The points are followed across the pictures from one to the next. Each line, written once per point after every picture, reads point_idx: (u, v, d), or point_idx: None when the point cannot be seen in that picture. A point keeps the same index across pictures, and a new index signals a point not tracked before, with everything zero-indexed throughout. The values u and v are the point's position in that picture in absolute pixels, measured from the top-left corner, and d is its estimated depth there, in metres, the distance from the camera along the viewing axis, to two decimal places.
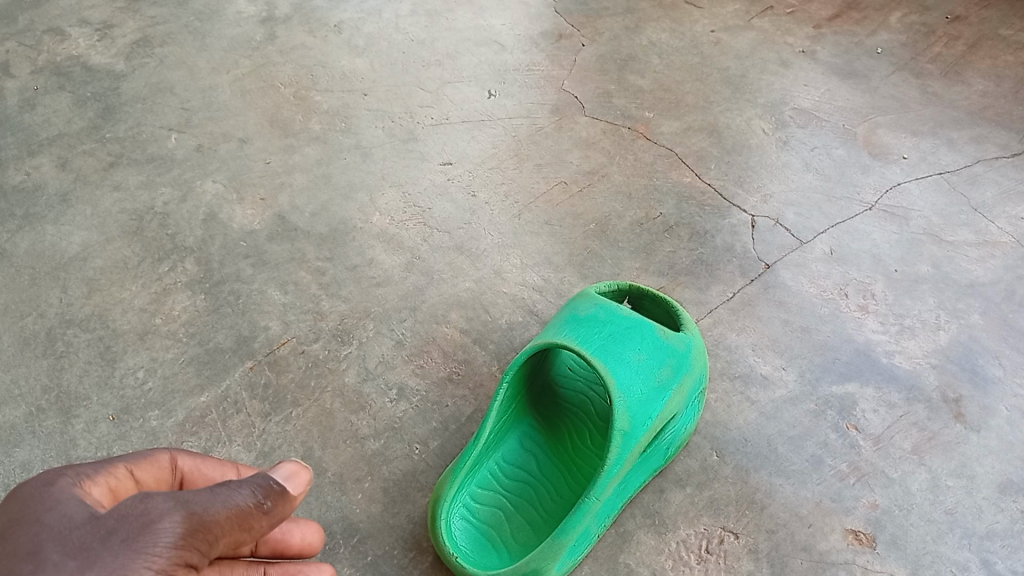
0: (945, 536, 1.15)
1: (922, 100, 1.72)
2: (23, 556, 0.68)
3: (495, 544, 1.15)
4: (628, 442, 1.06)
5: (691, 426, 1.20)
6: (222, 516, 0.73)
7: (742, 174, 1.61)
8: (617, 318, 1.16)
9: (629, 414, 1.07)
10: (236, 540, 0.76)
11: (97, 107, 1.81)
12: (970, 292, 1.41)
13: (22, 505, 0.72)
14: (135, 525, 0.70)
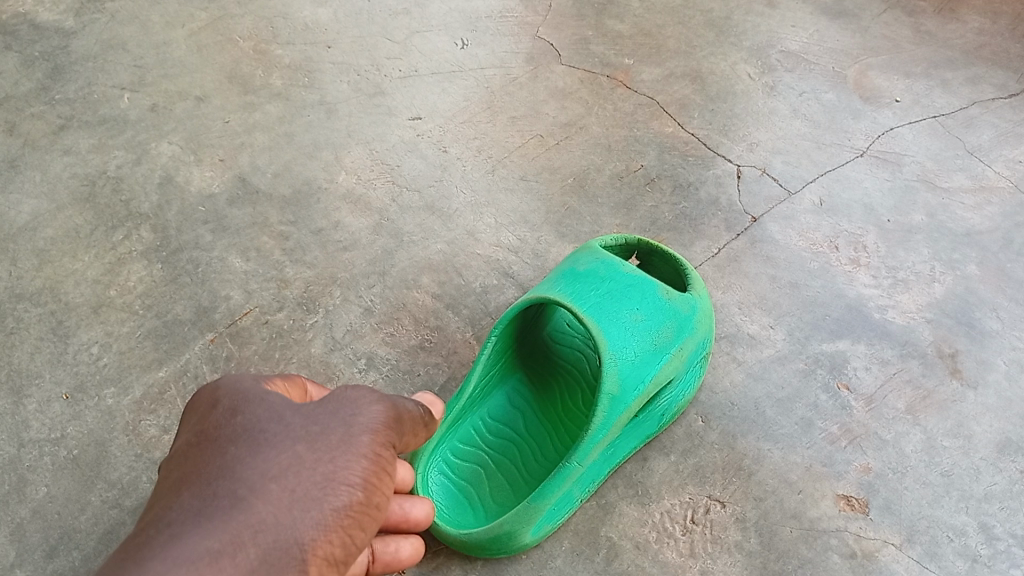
0: (940, 500, 1.10)
1: (915, 40, 1.63)
2: (269, 420, 0.72)
3: (473, 501, 1.11)
4: (616, 407, 1.00)
5: (689, 392, 1.14)
6: (413, 415, 0.82)
7: (726, 122, 1.53)
8: (617, 274, 1.09)
9: (619, 378, 1.01)
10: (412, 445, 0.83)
11: (46, 67, 1.70)
12: (966, 242, 1.35)
13: (236, 390, 0.75)
14: (352, 403, 0.76)
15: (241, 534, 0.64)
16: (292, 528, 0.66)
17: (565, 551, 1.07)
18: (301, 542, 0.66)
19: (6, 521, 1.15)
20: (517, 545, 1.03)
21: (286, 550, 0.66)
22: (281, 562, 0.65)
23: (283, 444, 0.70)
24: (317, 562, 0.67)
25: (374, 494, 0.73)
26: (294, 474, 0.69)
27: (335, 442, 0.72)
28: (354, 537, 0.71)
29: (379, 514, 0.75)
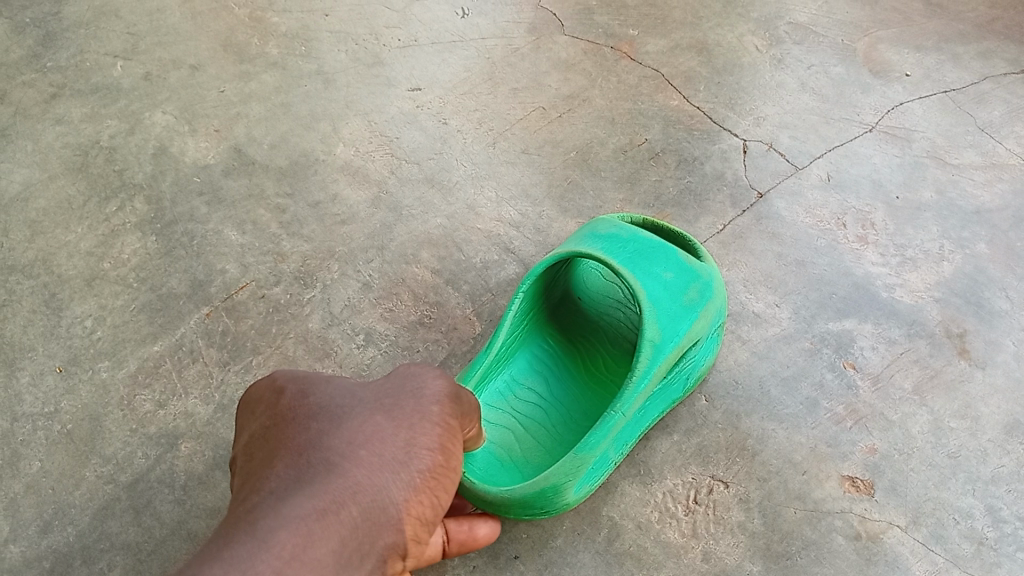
0: (947, 482, 1.09)
1: (926, 13, 1.59)
2: (341, 397, 0.72)
3: (504, 464, 1.07)
4: (657, 357, 0.98)
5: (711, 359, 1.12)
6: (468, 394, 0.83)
7: (732, 96, 1.50)
8: (642, 235, 1.07)
9: (656, 333, 0.99)
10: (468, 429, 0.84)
11: (36, 34, 1.66)
12: (975, 219, 1.32)
13: (298, 379, 0.75)
14: (418, 377, 0.78)
15: (346, 496, 0.63)
16: (389, 493, 0.66)
17: (565, 531, 1.06)
18: (395, 505, 0.66)
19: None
20: (559, 505, 0.99)
21: (384, 511, 0.65)
22: (379, 525, 0.64)
23: (363, 415, 0.70)
24: (409, 524, 0.68)
25: (452, 458, 0.74)
26: (385, 440, 0.69)
27: (410, 412, 0.73)
28: (441, 501, 0.72)
29: (456, 477, 0.75)
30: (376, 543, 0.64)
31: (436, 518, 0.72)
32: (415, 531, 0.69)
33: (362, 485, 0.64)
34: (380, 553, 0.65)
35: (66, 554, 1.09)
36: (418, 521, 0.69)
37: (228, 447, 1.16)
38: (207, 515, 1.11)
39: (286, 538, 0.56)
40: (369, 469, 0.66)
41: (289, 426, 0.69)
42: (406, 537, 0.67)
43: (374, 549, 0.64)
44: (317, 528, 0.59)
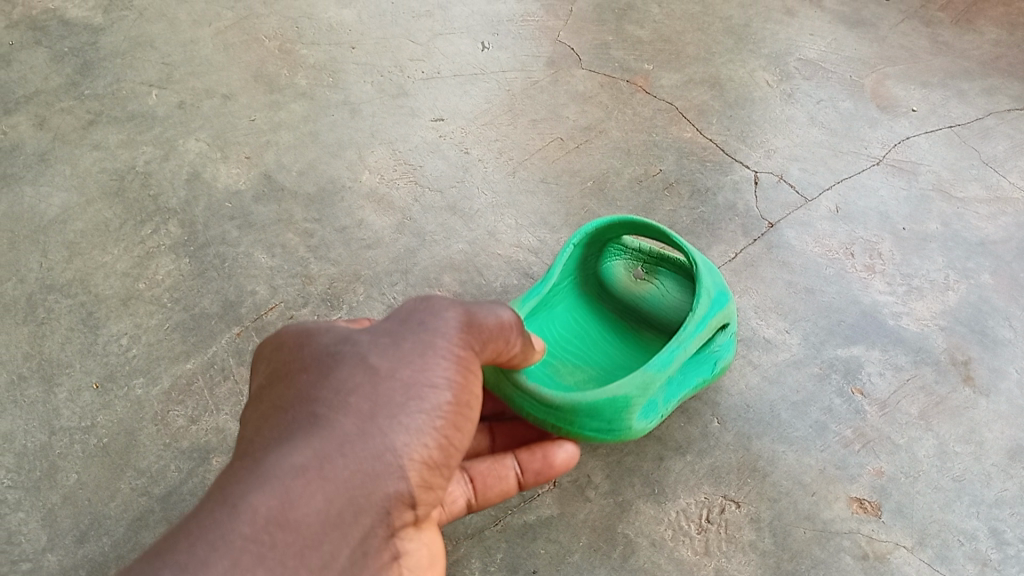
0: (952, 504, 1.13)
1: (933, 50, 1.64)
2: (334, 344, 0.76)
3: None
4: (713, 306, 1.04)
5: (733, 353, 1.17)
6: (490, 319, 0.83)
7: (744, 129, 1.55)
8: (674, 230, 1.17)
9: (710, 287, 1.05)
10: (492, 353, 0.85)
11: (75, 63, 1.74)
12: (980, 251, 1.37)
13: (298, 331, 0.80)
14: (425, 311, 0.79)
15: (335, 449, 0.67)
16: (385, 441, 0.70)
17: (582, 547, 1.11)
18: (394, 451, 0.70)
19: (38, 505, 1.18)
20: (625, 427, 0.99)
21: (381, 457, 0.70)
22: (376, 476, 0.69)
23: (352, 359, 0.74)
24: (414, 470, 0.72)
25: (462, 393, 0.77)
26: (378, 385, 0.72)
27: (412, 352, 0.75)
28: (450, 438, 0.75)
29: (471, 414, 0.78)
30: (378, 491, 0.69)
31: (450, 456, 0.76)
32: (427, 475, 0.73)
33: (349, 438, 0.68)
34: (382, 502, 0.70)
35: (101, 563, 1.13)
36: (427, 463, 0.73)
37: None
38: None
39: (260, 501, 0.62)
40: (359, 421, 0.70)
41: (286, 386, 0.74)
42: (415, 481, 0.72)
43: (372, 502, 0.69)
44: (301, 487, 0.64)
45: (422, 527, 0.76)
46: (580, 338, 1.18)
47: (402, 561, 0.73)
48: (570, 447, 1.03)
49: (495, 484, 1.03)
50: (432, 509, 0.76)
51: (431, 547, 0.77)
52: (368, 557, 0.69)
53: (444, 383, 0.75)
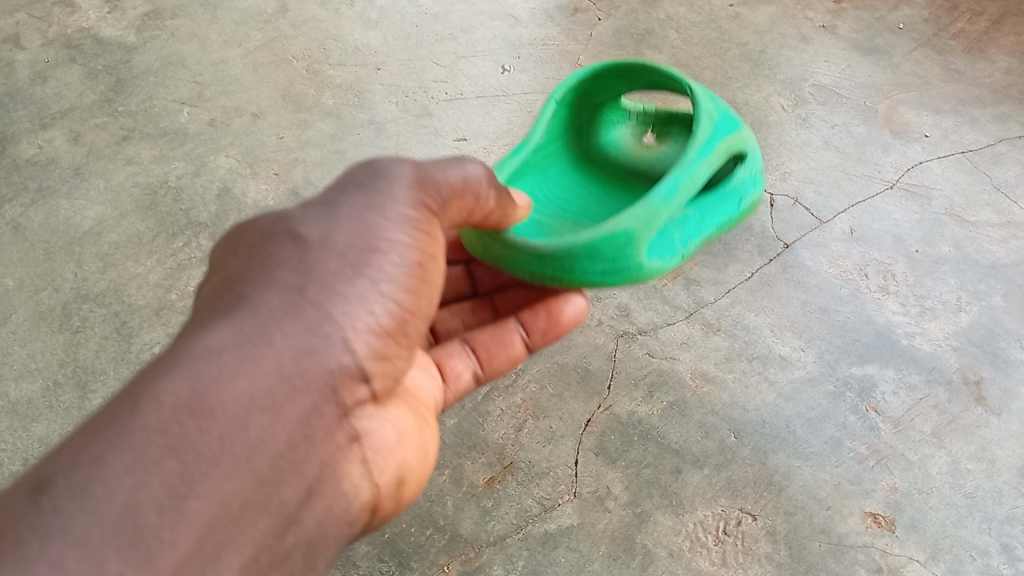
0: (965, 520, 1.15)
1: (945, 77, 1.68)
2: (268, 227, 0.67)
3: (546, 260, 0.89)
4: (717, 130, 0.85)
5: (760, 189, 0.93)
6: (450, 177, 0.73)
7: (759, 152, 1.59)
8: None
9: (712, 111, 0.87)
10: (458, 216, 0.75)
11: (109, 80, 1.79)
12: (991, 273, 1.40)
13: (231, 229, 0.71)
14: (372, 173, 0.70)
15: (259, 328, 0.58)
16: (320, 313, 0.61)
17: (602, 556, 1.14)
18: (333, 320, 0.62)
19: None
20: (632, 267, 0.81)
21: (316, 329, 0.61)
22: (314, 353, 0.60)
23: (283, 237, 0.65)
24: (362, 340, 0.63)
25: (415, 259, 0.68)
26: (309, 254, 0.63)
27: (350, 217, 0.66)
28: (403, 304, 0.66)
29: (430, 284, 0.70)
30: (319, 367, 0.60)
31: (406, 326, 0.67)
32: (378, 346, 0.65)
33: (275, 316, 0.60)
34: (325, 381, 0.61)
35: None
36: (377, 333, 0.64)
37: None
38: None
39: (172, 386, 0.53)
40: (287, 296, 0.61)
41: (216, 280, 0.65)
42: (363, 352, 0.63)
43: (312, 380, 0.60)
44: (214, 370, 0.55)
45: (385, 401, 0.69)
46: (583, 200, 0.98)
47: (365, 440, 0.67)
48: (581, 301, 0.92)
49: (500, 352, 0.93)
50: (394, 381, 0.69)
51: (397, 427, 0.71)
52: (314, 442, 0.61)
53: (398, 247, 0.67)
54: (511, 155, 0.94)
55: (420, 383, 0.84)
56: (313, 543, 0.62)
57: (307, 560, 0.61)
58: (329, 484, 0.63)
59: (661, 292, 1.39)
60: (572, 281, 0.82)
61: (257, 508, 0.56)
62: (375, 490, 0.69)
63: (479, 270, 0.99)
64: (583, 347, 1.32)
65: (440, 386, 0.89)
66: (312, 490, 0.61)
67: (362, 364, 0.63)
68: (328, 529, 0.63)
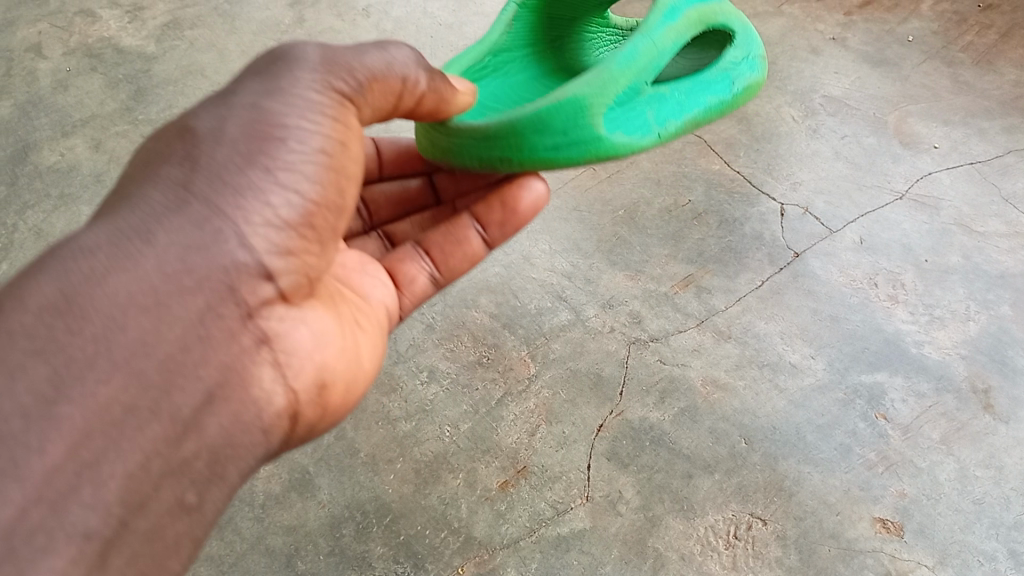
0: (972, 526, 1.16)
1: (953, 89, 1.70)
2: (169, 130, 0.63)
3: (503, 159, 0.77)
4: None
5: (759, 74, 0.79)
6: (365, 61, 0.66)
7: (770, 162, 1.61)
8: None
9: None
10: (386, 103, 0.68)
11: (129, 89, 1.83)
12: (1000, 283, 1.41)
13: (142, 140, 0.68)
14: (271, 61, 0.64)
15: (138, 226, 0.55)
16: (209, 208, 0.57)
17: (614, 559, 1.16)
18: (223, 214, 0.57)
19: None
20: (589, 141, 0.69)
21: (205, 224, 0.56)
22: (205, 250, 0.56)
23: (181, 134, 0.61)
24: (259, 233, 0.58)
25: (321, 146, 0.62)
26: (199, 150, 0.59)
27: (243, 104, 0.61)
28: (309, 194, 0.61)
29: (344, 178, 0.64)
30: (210, 264, 0.56)
31: (314, 218, 0.62)
32: (279, 238, 0.59)
33: (157, 212, 0.56)
34: (220, 277, 0.56)
35: None
36: (280, 225, 0.59)
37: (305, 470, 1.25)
38: (284, 532, 1.19)
39: (44, 285, 0.51)
40: (173, 192, 0.57)
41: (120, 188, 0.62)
42: (263, 247, 0.58)
43: (203, 276, 0.55)
44: (85, 269, 0.52)
45: (300, 299, 0.63)
46: None
47: (276, 342, 0.59)
48: (537, 185, 0.82)
49: (456, 251, 0.87)
50: (309, 277, 0.63)
51: (320, 330, 0.64)
52: (212, 346, 0.55)
53: (300, 131, 0.61)
54: (468, 50, 0.83)
55: (362, 285, 0.79)
56: (220, 454, 0.55)
57: (211, 473, 0.54)
58: (232, 390, 0.56)
59: (672, 300, 1.41)
60: (522, 160, 0.70)
61: (143, 412, 0.51)
62: (293, 401, 0.61)
63: (441, 178, 0.91)
64: (596, 354, 1.34)
65: (392, 292, 0.83)
66: (212, 396, 0.55)
67: (262, 259, 0.58)
68: (240, 440, 0.56)
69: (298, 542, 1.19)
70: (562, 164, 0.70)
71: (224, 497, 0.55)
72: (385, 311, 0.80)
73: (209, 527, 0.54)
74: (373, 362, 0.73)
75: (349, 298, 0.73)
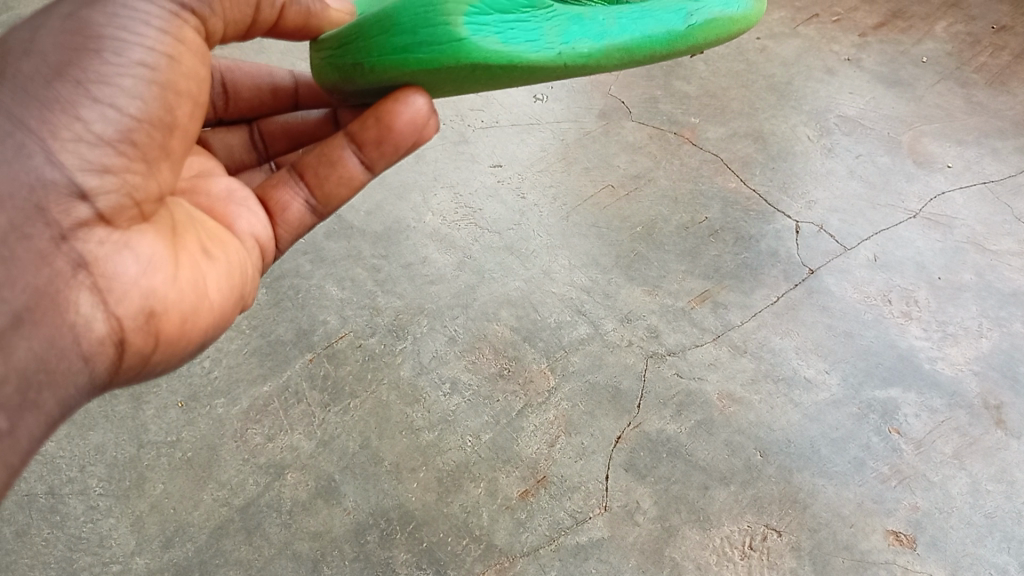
0: (984, 539, 1.18)
1: (967, 109, 1.73)
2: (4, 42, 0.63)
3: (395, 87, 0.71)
4: None
5: (735, 12, 0.70)
6: None
7: (786, 181, 1.64)
8: None
9: None
10: (240, 17, 0.68)
11: None
12: (1012, 301, 1.44)
13: None
14: None
15: None
16: (14, 123, 0.58)
17: (632, 568, 1.19)
18: (27, 130, 0.58)
19: (125, 513, 1.26)
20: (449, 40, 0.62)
21: (8, 139, 0.57)
22: (8, 166, 0.57)
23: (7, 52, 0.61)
24: (66, 149, 0.58)
25: (144, 63, 0.61)
26: (11, 64, 0.60)
27: (62, 19, 0.61)
28: (129, 110, 0.60)
29: (175, 95, 0.63)
30: (12, 180, 0.57)
31: (134, 134, 0.61)
32: (92, 154, 0.59)
33: None
34: (27, 194, 0.57)
35: (185, 567, 1.21)
36: (94, 141, 0.59)
37: (331, 478, 1.28)
38: (311, 537, 1.23)
39: None
40: None
41: None
42: (73, 162, 0.58)
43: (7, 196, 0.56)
44: None
45: (126, 222, 0.61)
46: None
47: (94, 265, 0.59)
48: (415, 100, 0.70)
49: (332, 176, 0.78)
50: (135, 199, 0.62)
51: (149, 255, 0.62)
52: (20, 268, 0.56)
53: (120, 45, 0.60)
54: None
55: (227, 215, 0.75)
56: (32, 380, 0.55)
57: (24, 401, 0.55)
58: (43, 313, 0.56)
59: (689, 315, 1.44)
60: (373, 63, 0.66)
61: None
62: (116, 329, 0.59)
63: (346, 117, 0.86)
64: (615, 367, 1.38)
65: (264, 222, 0.78)
66: (20, 319, 0.55)
67: (73, 175, 0.58)
68: (53, 364, 0.57)
69: (324, 547, 1.22)
70: (413, 66, 0.64)
71: (41, 427, 0.56)
72: (251, 242, 0.76)
73: (26, 457, 0.56)
74: (230, 294, 0.70)
75: (202, 224, 0.70)
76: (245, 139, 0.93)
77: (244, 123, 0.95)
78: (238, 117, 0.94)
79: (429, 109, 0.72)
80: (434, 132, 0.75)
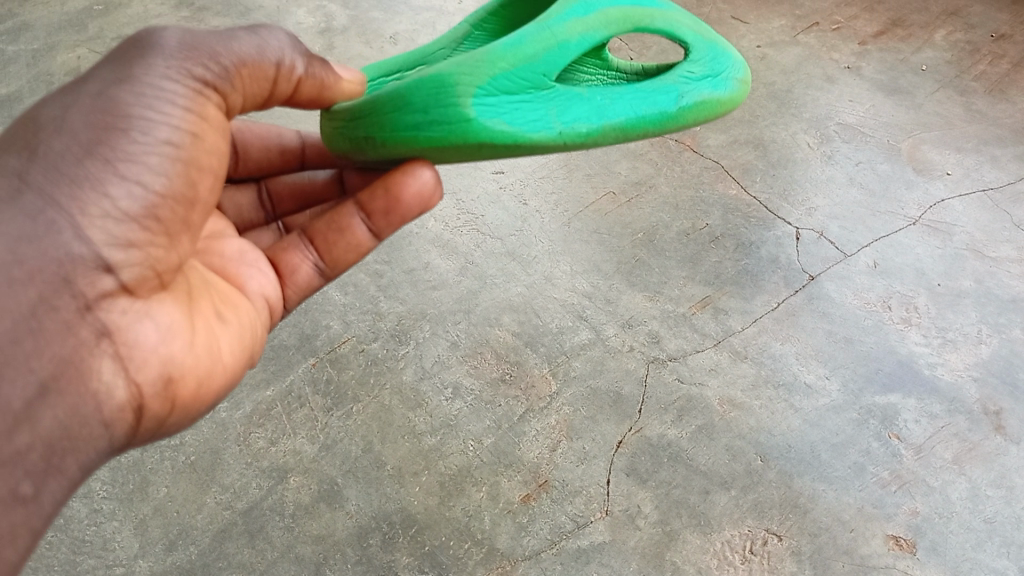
0: (983, 544, 1.19)
1: (967, 117, 1.74)
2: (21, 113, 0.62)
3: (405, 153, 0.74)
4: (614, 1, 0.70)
5: (723, 93, 0.73)
6: (231, 51, 0.65)
7: (786, 188, 1.65)
8: None
9: None
10: (260, 90, 0.69)
11: None
12: (1011, 307, 1.45)
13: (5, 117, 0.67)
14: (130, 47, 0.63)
15: None
16: (44, 199, 0.57)
17: (633, 571, 1.19)
18: (58, 206, 0.57)
19: (128, 515, 1.26)
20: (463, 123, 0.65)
21: (38, 216, 0.56)
22: (38, 243, 0.56)
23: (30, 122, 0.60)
24: (94, 224, 0.58)
25: (170, 139, 0.61)
26: (40, 139, 0.58)
27: (90, 94, 0.60)
28: (155, 186, 0.61)
29: (198, 169, 0.64)
30: (42, 257, 0.56)
31: (159, 210, 0.61)
32: (119, 230, 0.59)
33: None
34: (54, 270, 0.56)
35: (188, 570, 1.22)
36: (120, 217, 0.59)
37: (333, 481, 1.29)
38: (313, 541, 1.23)
39: None
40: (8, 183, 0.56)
41: None
42: (101, 238, 0.58)
43: (35, 272, 0.55)
44: None
45: (147, 292, 0.62)
46: None
47: (117, 334, 0.59)
48: (422, 173, 0.73)
49: (340, 240, 0.80)
50: (157, 270, 0.62)
51: (169, 324, 0.63)
52: (45, 338, 0.55)
53: (148, 123, 0.60)
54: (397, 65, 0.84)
55: (239, 276, 0.77)
56: (56, 447, 0.55)
57: (49, 466, 0.54)
58: (67, 382, 0.56)
59: (690, 320, 1.45)
60: (386, 137, 0.68)
61: None
62: (137, 396, 0.60)
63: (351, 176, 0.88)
64: (616, 372, 1.39)
65: (273, 281, 0.80)
66: (46, 388, 0.54)
67: (100, 251, 0.58)
68: (76, 431, 0.56)
69: (326, 551, 1.22)
70: (423, 143, 0.67)
71: (63, 490, 0.56)
72: (260, 301, 0.78)
73: (48, 520, 0.55)
74: (241, 355, 0.71)
75: (215, 287, 0.72)
76: (254, 198, 0.93)
77: (252, 181, 0.94)
78: (247, 175, 0.94)
79: (434, 181, 0.75)
80: (439, 199, 0.77)
